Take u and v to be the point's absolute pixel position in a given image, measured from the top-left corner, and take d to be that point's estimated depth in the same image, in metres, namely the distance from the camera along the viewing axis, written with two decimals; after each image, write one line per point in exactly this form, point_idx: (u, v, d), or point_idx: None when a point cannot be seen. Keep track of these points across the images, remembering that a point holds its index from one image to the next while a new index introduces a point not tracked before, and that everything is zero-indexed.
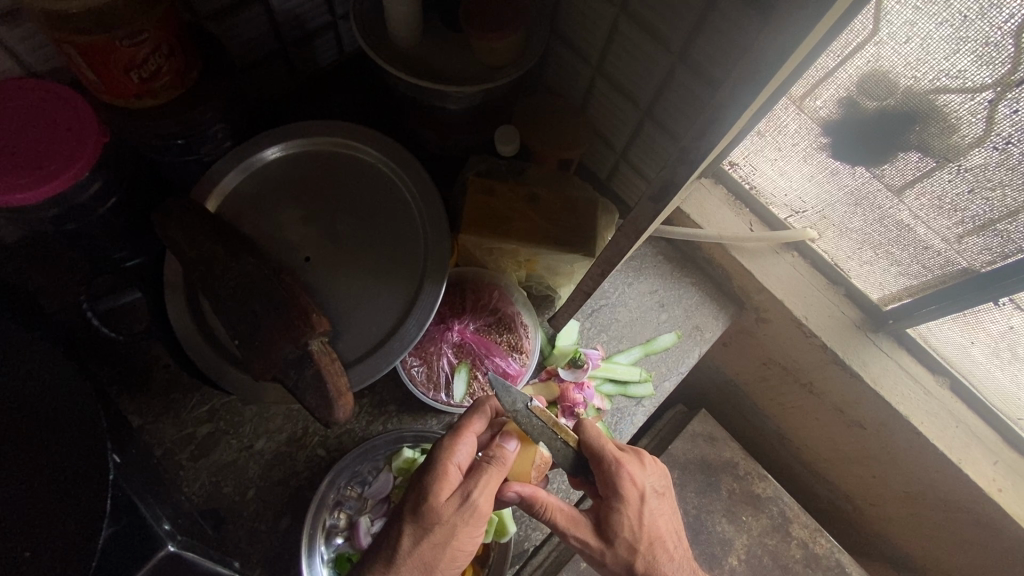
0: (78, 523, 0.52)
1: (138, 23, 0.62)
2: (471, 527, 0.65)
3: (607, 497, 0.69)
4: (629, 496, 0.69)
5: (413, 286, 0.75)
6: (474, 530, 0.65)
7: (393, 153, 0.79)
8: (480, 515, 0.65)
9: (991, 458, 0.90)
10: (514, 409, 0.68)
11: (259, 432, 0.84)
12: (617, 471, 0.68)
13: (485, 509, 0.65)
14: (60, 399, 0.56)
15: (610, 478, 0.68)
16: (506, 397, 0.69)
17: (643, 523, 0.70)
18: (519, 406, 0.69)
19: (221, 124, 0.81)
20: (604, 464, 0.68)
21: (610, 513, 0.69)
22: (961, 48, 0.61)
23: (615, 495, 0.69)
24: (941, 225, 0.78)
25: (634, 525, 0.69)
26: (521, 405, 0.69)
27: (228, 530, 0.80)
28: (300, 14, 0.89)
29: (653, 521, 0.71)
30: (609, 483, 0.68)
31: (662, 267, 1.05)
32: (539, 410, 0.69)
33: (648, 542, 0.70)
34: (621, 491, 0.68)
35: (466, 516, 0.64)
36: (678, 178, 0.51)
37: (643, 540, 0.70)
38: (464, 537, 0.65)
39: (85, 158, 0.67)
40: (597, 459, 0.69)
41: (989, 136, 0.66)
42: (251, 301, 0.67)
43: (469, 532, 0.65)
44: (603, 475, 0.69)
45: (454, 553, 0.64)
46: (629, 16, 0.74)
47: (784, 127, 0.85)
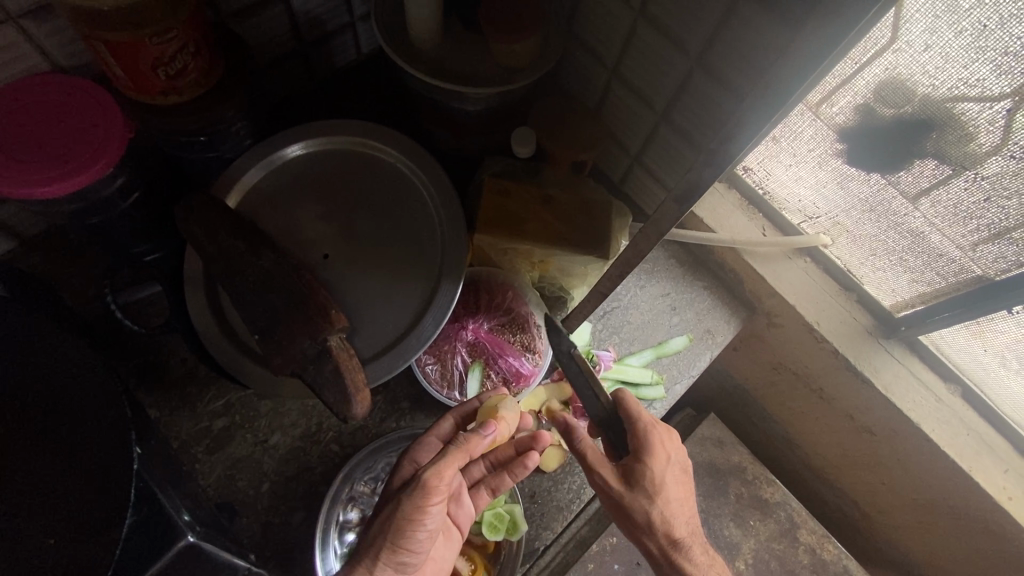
0: (102, 511, 0.53)
1: (166, 21, 0.63)
2: (416, 499, 0.62)
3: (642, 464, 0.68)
4: (660, 457, 0.67)
5: (430, 285, 0.76)
6: (422, 502, 0.62)
7: (412, 153, 0.80)
8: (424, 487, 0.62)
9: (1003, 466, 0.90)
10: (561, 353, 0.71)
11: (274, 427, 0.85)
12: (651, 430, 0.68)
13: (432, 483, 0.62)
14: (85, 389, 0.57)
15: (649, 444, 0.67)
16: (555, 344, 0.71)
17: (669, 483, 0.69)
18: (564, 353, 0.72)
19: (242, 122, 0.82)
20: (638, 420, 0.69)
21: (637, 467, 0.67)
22: (979, 58, 0.62)
23: (648, 452, 0.67)
24: (956, 233, 0.78)
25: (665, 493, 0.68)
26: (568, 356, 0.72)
27: (242, 523, 0.81)
28: (320, 14, 0.90)
29: (675, 488, 0.69)
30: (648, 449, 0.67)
31: (674, 270, 1.05)
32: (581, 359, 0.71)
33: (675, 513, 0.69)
34: (653, 450, 0.67)
35: (412, 487, 0.63)
36: (701, 180, 0.51)
37: (665, 502, 0.68)
38: (413, 509, 0.62)
39: (111, 153, 0.68)
40: (631, 417, 0.69)
41: (1006, 145, 0.66)
42: (271, 297, 0.68)
43: (412, 503, 0.62)
44: (636, 429, 0.68)
45: (402, 527, 0.61)
46: (647, 20, 0.74)
47: (799, 133, 0.85)
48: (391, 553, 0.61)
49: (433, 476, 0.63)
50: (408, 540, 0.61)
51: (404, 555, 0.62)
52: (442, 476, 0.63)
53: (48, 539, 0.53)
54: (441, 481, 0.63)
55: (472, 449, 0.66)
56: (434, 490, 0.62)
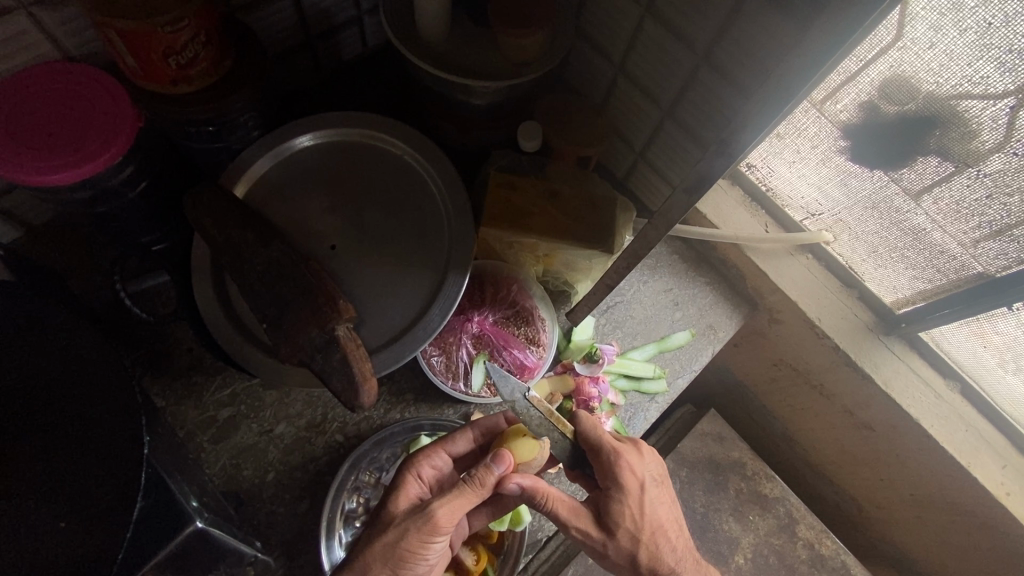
0: (113, 495, 0.53)
1: (179, 10, 0.63)
2: (422, 533, 0.62)
3: (606, 488, 0.69)
4: (631, 482, 0.68)
5: (437, 276, 0.76)
6: (428, 536, 0.62)
7: (420, 145, 0.80)
8: (433, 524, 0.61)
9: (1001, 462, 0.91)
10: (512, 399, 0.72)
11: (280, 417, 0.85)
12: (616, 460, 0.68)
13: (441, 521, 0.62)
14: (95, 375, 0.58)
15: (609, 468, 0.68)
16: (505, 388, 0.72)
17: (647, 509, 0.68)
18: (517, 396, 0.72)
19: (250, 113, 0.82)
20: (602, 453, 0.69)
21: (611, 503, 0.68)
22: (984, 55, 0.62)
23: (615, 484, 0.68)
24: (958, 230, 0.79)
25: (636, 515, 0.68)
26: (520, 397, 0.72)
27: (246, 512, 0.81)
28: (328, 7, 0.90)
29: (655, 515, 0.69)
30: (609, 474, 0.68)
31: (677, 267, 1.06)
32: (536, 399, 0.71)
33: (651, 532, 0.68)
34: (621, 482, 0.68)
35: (421, 517, 0.62)
36: (711, 172, 0.52)
37: (646, 531, 0.68)
38: (417, 542, 0.62)
39: (121, 141, 0.68)
40: (595, 451, 0.69)
41: (1008, 142, 0.67)
42: (279, 285, 0.69)
43: (418, 538, 0.61)
44: (602, 462, 0.69)
45: (404, 558, 0.61)
46: (655, 16, 0.75)
47: (803, 130, 0.86)
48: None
49: (444, 516, 0.62)
50: (407, 570, 0.62)
51: None
52: (453, 515, 0.63)
53: (58, 522, 0.53)
54: (451, 519, 0.63)
55: (485, 490, 0.64)
56: (442, 525, 0.62)
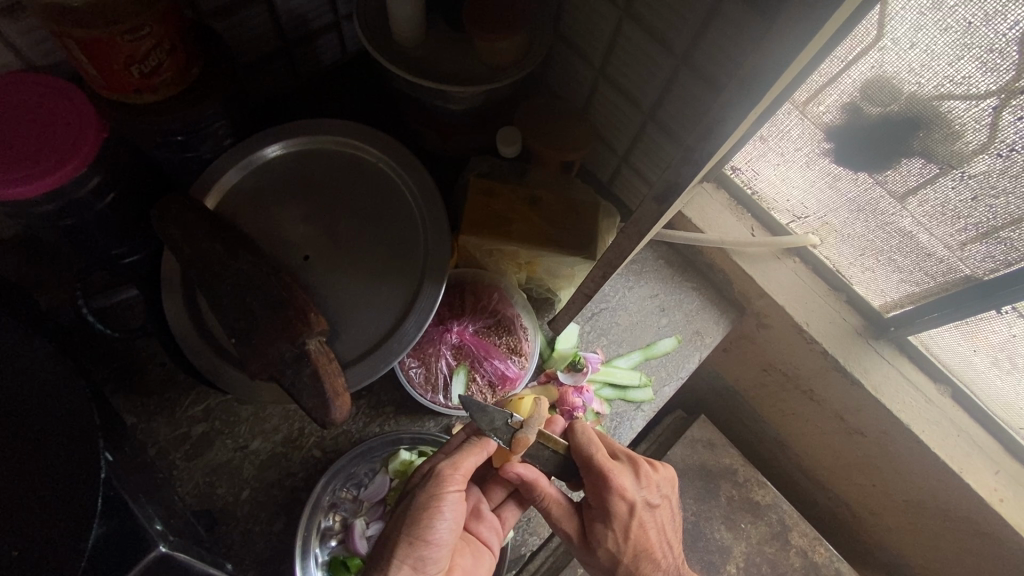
0: (69, 521, 0.51)
1: (139, 18, 0.62)
2: (431, 488, 0.65)
3: (594, 509, 0.71)
4: (619, 507, 0.69)
5: (413, 286, 0.74)
6: (438, 490, 0.65)
7: (396, 153, 0.78)
8: (439, 475, 0.65)
9: (994, 468, 0.89)
10: (492, 428, 0.65)
11: (255, 432, 0.83)
12: (606, 483, 0.69)
13: (447, 472, 0.66)
14: (54, 394, 0.56)
15: (600, 488, 0.69)
16: (483, 416, 0.65)
17: (631, 532, 0.71)
18: (497, 424, 0.65)
19: (222, 121, 0.81)
20: (593, 476, 0.69)
21: (596, 521, 0.70)
22: (965, 55, 0.61)
23: (604, 506, 0.69)
24: (944, 232, 0.78)
25: (620, 538, 0.70)
26: (500, 423, 0.65)
27: (221, 531, 0.80)
28: (303, 12, 0.89)
29: (640, 538, 0.71)
30: (599, 494, 0.69)
31: (663, 271, 1.04)
32: (518, 422, 0.66)
33: (634, 554, 0.71)
34: (609, 506, 0.69)
35: (429, 476, 0.67)
36: (682, 178, 0.50)
37: (628, 552, 0.70)
38: (429, 500, 0.65)
39: (85, 150, 0.66)
40: (585, 472, 0.69)
41: (993, 143, 0.66)
42: (247, 299, 0.67)
43: (428, 493, 0.65)
44: (594, 483, 0.69)
45: (420, 519, 0.64)
46: (632, 19, 0.73)
47: (786, 133, 0.85)
48: (410, 544, 0.63)
49: (448, 467, 0.66)
50: (427, 529, 0.64)
51: (423, 549, 0.63)
52: (458, 466, 0.66)
53: (12, 551, 0.52)
54: (458, 473, 0.66)
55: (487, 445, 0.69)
56: (449, 478, 0.66)
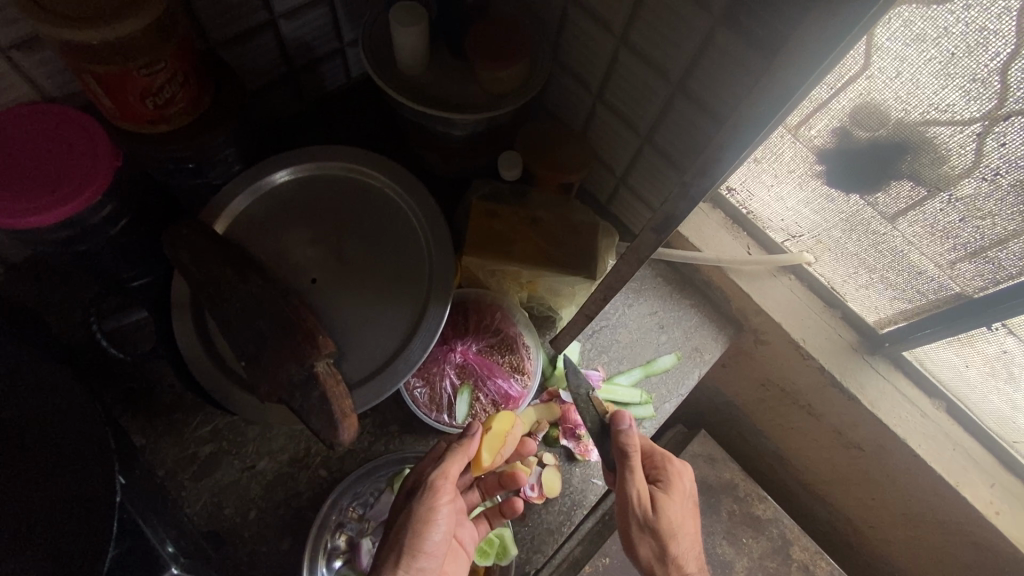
0: (85, 545, 0.52)
1: (155, 53, 0.65)
2: (425, 499, 0.67)
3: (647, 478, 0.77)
4: (679, 484, 0.79)
5: (418, 308, 0.76)
6: (431, 503, 0.67)
7: (401, 178, 0.81)
8: (432, 487, 0.67)
9: (989, 481, 0.91)
10: (578, 389, 0.78)
11: (262, 452, 0.84)
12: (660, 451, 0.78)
13: (438, 481, 0.68)
14: (70, 419, 0.57)
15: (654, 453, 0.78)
16: (574, 378, 0.79)
17: (684, 510, 0.78)
18: (581, 389, 0.79)
19: (231, 147, 0.83)
20: (657, 457, 0.82)
21: (659, 494, 0.77)
22: (949, 84, 0.63)
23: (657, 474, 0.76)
24: (934, 251, 0.80)
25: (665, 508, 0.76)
26: (583, 391, 0.79)
27: (228, 551, 0.80)
28: (309, 40, 0.91)
29: (688, 522, 0.78)
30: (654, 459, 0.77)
31: (661, 289, 1.06)
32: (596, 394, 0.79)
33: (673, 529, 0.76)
34: (674, 480, 0.79)
35: (421, 490, 0.68)
36: (678, 209, 0.53)
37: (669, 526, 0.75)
38: (424, 512, 0.67)
39: (101, 177, 0.68)
40: (649, 454, 0.82)
41: (978, 167, 0.68)
42: (257, 323, 0.68)
43: (423, 506, 0.67)
44: (655, 462, 0.81)
45: (416, 531, 0.66)
46: (629, 48, 0.76)
47: (779, 155, 0.87)
48: (409, 557, 0.64)
49: (439, 476, 0.68)
50: (423, 542, 0.65)
51: (421, 561, 0.65)
52: (448, 475, 0.69)
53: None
54: (447, 481, 0.69)
55: (469, 448, 0.71)
56: (441, 489, 0.68)
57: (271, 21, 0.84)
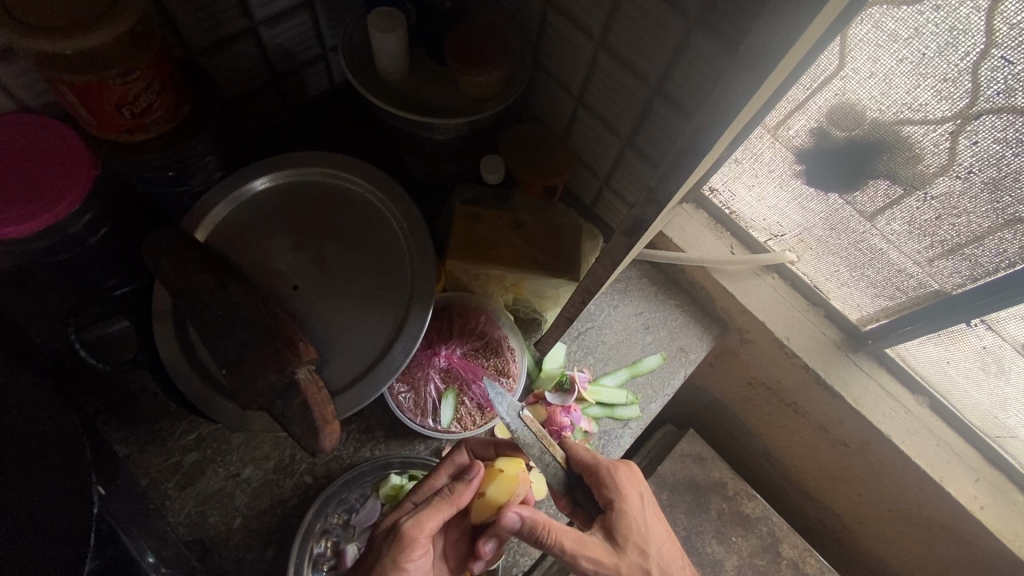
0: (65, 556, 0.52)
1: (130, 62, 0.65)
2: (395, 551, 0.67)
3: (607, 511, 0.70)
4: (630, 496, 0.70)
5: (400, 313, 0.76)
6: (403, 555, 0.67)
7: (381, 183, 0.81)
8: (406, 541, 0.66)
9: (973, 476, 0.91)
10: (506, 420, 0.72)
11: (246, 460, 0.84)
12: (612, 476, 0.71)
13: (411, 534, 0.67)
14: (48, 430, 0.57)
15: (610, 483, 0.70)
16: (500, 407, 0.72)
17: (660, 520, 0.72)
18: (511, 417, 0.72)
19: (212, 154, 0.83)
20: (599, 473, 0.71)
21: (614, 518, 0.69)
22: (921, 83, 0.64)
23: (618, 500, 0.70)
24: (912, 249, 0.81)
25: (641, 530, 0.69)
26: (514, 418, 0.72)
27: (213, 560, 0.80)
28: (291, 47, 0.91)
29: (655, 533, 0.70)
30: (610, 490, 0.70)
31: (647, 289, 1.07)
32: (530, 419, 0.72)
33: (656, 546, 0.69)
34: (625, 495, 0.70)
35: (396, 538, 0.67)
36: (649, 215, 0.53)
37: (652, 545, 0.69)
38: (393, 562, 0.67)
39: (79, 186, 0.68)
40: (590, 471, 0.72)
41: (952, 165, 0.69)
42: (237, 330, 0.68)
43: (394, 558, 0.66)
44: (598, 482, 0.71)
45: None
46: (607, 51, 0.76)
47: (759, 155, 0.87)
48: None
49: (415, 532, 0.67)
50: None
51: None
52: (424, 529, 0.68)
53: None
54: (421, 536, 0.67)
55: (457, 502, 0.70)
56: (415, 543, 0.67)
57: (251, 28, 0.84)
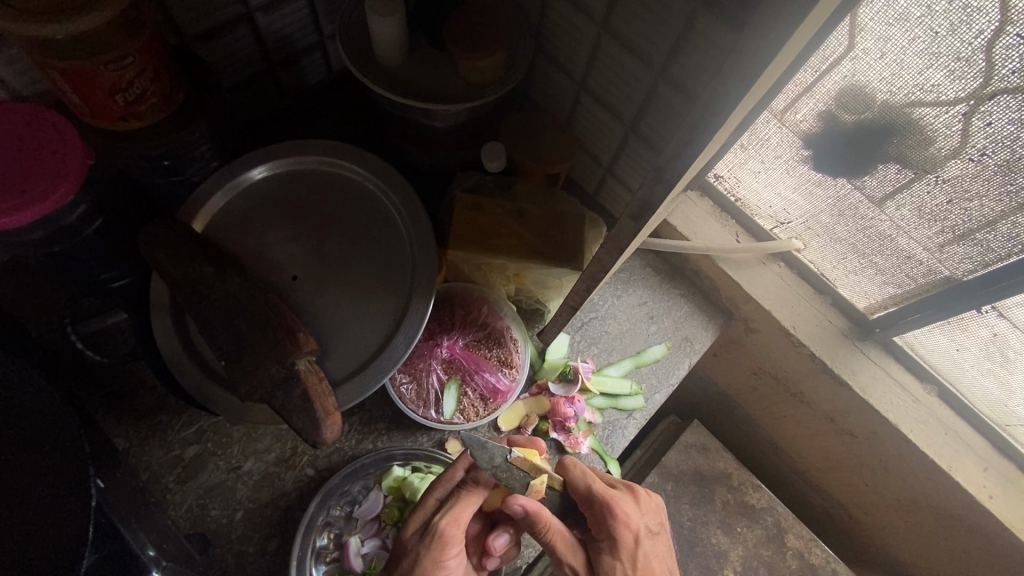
0: (64, 550, 0.52)
1: (122, 47, 0.63)
2: (435, 550, 0.67)
3: (599, 540, 0.71)
4: (623, 536, 0.70)
5: (401, 304, 0.75)
6: (441, 554, 0.67)
7: (380, 171, 0.79)
8: (442, 540, 0.67)
9: (982, 465, 0.90)
10: (492, 466, 0.67)
11: (248, 453, 0.84)
12: (610, 513, 0.70)
13: (449, 531, 0.68)
14: (44, 424, 0.56)
15: (602, 518, 0.71)
16: (483, 453, 0.67)
17: (655, 552, 0.73)
18: (497, 461, 0.67)
19: (207, 143, 0.82)
20: (595, 506, 0.71)
21: (602, 552, 0.70)
22: (934, 63, 0.62)
23: (607, 535, 0.70)
24: (923, 235, 0.79)
25: (628, 567, 0.70)
26: (500, 460, 0.67)
27: (215, 553, 0.80)
28: (287, 34, 0.90)
29: (644, 568, 0.71)
30: (601, 524, 0.71)
31: (651, 279, 1.06)
32: (518, 461, 0.67)
33: None
34: (616, 535, 0.70)
35: (431, 538, 0.68)
36: (655, 197, 0.52)
37: None
38: (433, 563, 0.67)
39: (75, 174, 0.67)
40: (587, 503, 0.71)
41: (964, 148, 0.67)
42: (236, 321, 0.67)
43: (433, 559, 0.67)
44: (594, 514, 0.71)
45: None
46: (610, 34, 0.75)
47: (765, 140, 0.86)
48: None
49: (449, 529, 0.68)
50: None
51: None
52: (458, 524, 0.68)
53: None
54: (458, 530, 0.69)
55: (481, 490, 0.70)
56: (451, 538, 0.68)
57: (246, 14, 0.83)
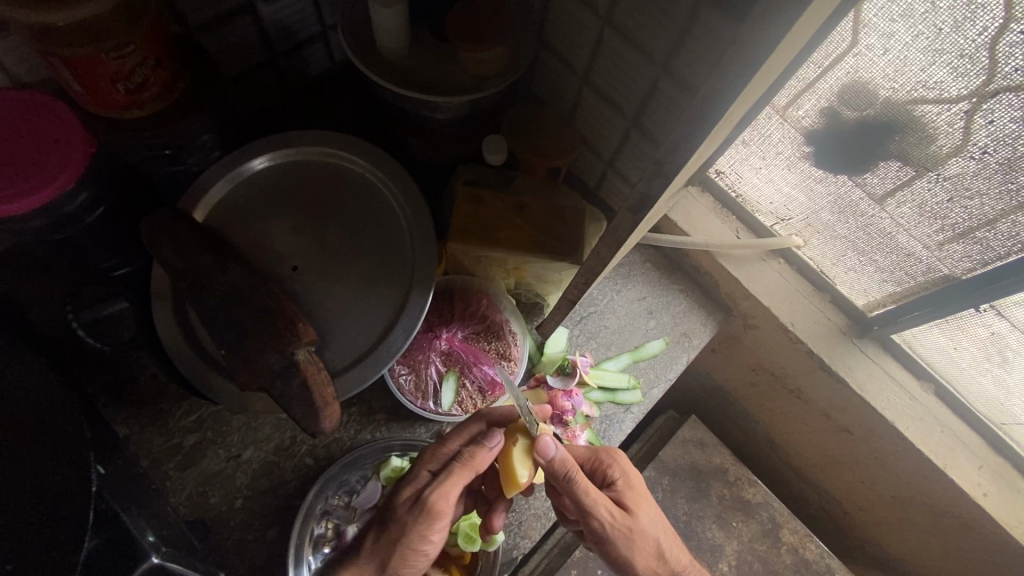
0: (66, 533, 0.52)
1: (124, 35, 0.63)
2: (422, 525, 0.68)
3: (613, 483, 0.74)
4: (634, 478, 0.75)
5: (401, 294, 0.75)
6: (449, 491, 0.69)
7: (381, 163, 0.79)
8: (452, 477, 0.69)
9: (977, 463, 0.91)
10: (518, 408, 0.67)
11: (248, 442, 0.84)
12: (612, 455, 0.76)
13: (438, 507, 0.68)
14: (45, 409, 0.57)
15: (611, 461, 0.75)
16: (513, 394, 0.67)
17: (650, 496, 0.78)
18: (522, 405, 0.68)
19: (208, 133, 0.82)
20: (600, 452, 0.76)
21: (619, 493, 0.73)
22: (937, 60, 0.62)
23: (620, 474, 0.74)
24: (923, 233, 0.79)
25: (641, 502, 0.74)
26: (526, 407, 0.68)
27: (215, 540, 0.80)
28: (290, 24, 0.89)
29: (652, 507, 0.75)
30: (612, 466, 0.75)
31: (650, 274, 1.06)
32: None
33: (655, 521, 0.74)
34: (626, 474, 0.74)
35: (445, 476, 0.69)
36: (657, 191, 0.52)
37: (651, 518, 0.74)
38: (440, 499, 0.68)
39: (81, 132, 0.67)
40: (592, 453, 0.76)
41: (965, 146, 0.67)
42: (237, 310, 0.67)
43: (440, 492, 0.68)
44: (602, 461, 0.75)
45: (431, 514, 0.68)
46: (614, 27, 0.74)
47: (768, 136, 0.86)
48: (415, 534, 0.69)
49: (463, 469, 0.69)
50: (432, 525, 0.69)
51: (426, 541, 0.69)
52: (473, 465, 0.69)
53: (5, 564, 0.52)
54: (470, 471, 0.69)
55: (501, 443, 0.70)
56: (461, 477, 0.69)
57: (247, 4, 0.82)
